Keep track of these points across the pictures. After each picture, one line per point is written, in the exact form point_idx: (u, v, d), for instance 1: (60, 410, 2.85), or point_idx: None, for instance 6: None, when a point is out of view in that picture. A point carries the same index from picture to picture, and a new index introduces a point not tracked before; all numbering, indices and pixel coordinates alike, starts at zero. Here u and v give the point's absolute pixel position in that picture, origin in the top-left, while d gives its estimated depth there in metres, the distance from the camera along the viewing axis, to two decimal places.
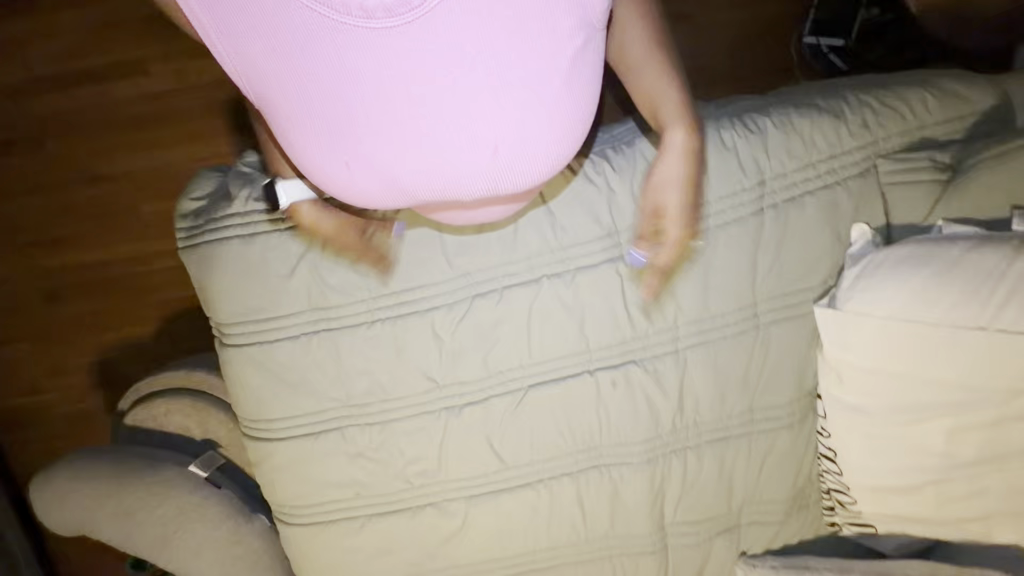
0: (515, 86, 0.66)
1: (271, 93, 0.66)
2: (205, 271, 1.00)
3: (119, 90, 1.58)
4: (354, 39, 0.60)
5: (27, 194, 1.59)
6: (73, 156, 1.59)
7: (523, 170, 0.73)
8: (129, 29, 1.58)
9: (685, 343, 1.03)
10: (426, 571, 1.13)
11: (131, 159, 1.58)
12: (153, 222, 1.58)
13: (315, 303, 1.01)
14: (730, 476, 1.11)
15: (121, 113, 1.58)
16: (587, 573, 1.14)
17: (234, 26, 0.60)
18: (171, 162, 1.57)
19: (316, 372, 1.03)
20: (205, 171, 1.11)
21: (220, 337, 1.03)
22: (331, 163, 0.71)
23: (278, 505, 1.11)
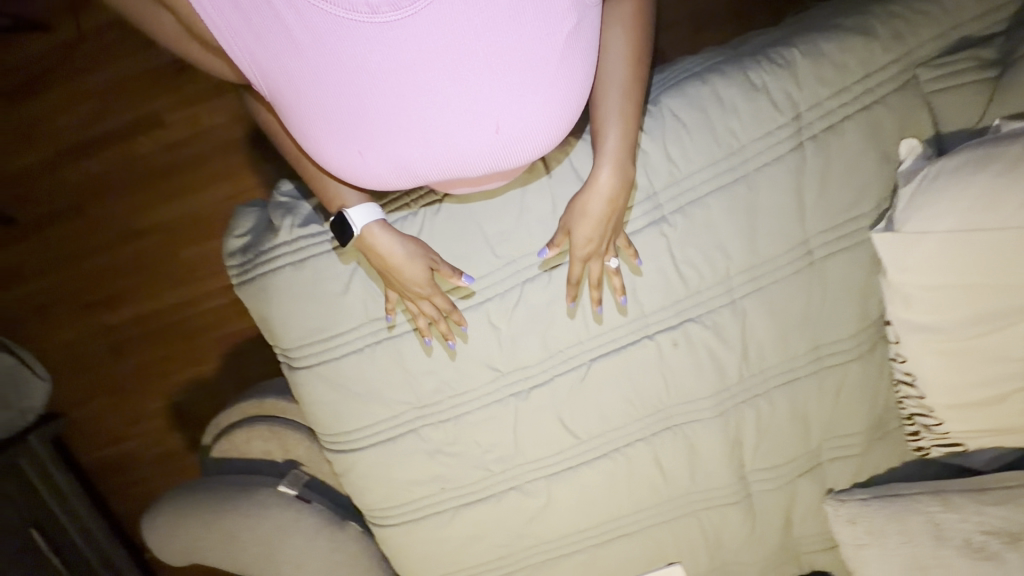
0: (514, 68, 0.69)
1: (284, 88, 0.69)
2: (266, 302, 1.05)
3: (142, 145, 1.64)
4: (361, 35, 0.62)
5: (79, 259, 1.68)
6: (113, 216, 1.66)
7: (522, 147, 0.77)
8: (140, 86, 1.63)
9: (741, 292, 1.02)
10: (519, 550, 1.17)
11: (165, 209, 1.64)
12: (197, 266, 1.65)
13: (373, 314, 1.04)
14: (804, 416, 1.10)
15: (148, 167, 1.64)
16: (674, 530, 1.16)
17: (244, 28, 0.63)
18: (203, 205, 1.63)
19: (384, 380, 1.07)
20: (243, 206, 1.15)
21: (290, 361, 1.08)
22: (345, 153, 0.75)
23: (370, 508, 1.17)
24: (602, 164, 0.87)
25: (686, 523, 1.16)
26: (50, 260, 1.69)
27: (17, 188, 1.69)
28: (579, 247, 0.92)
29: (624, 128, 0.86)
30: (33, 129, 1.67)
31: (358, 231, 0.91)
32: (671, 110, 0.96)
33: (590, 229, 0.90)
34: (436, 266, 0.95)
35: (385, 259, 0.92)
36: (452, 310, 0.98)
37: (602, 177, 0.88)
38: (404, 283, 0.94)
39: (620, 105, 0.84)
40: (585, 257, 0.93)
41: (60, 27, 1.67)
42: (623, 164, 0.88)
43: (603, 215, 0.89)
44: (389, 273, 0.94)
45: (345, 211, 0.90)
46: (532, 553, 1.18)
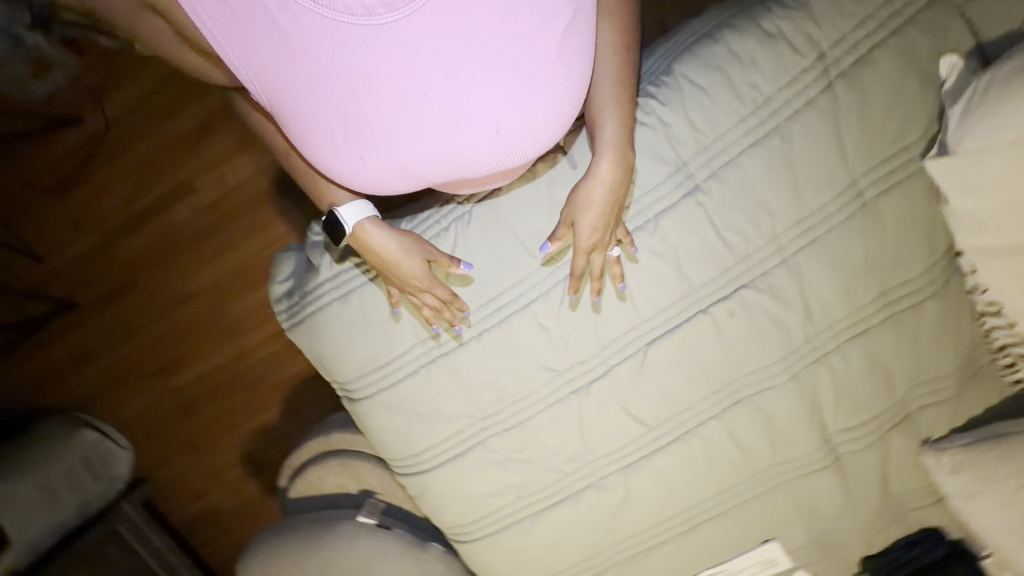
0: (510, 65, 0.69)
1: (282, 95, 0.69)
2: (319, 337, 1.07)
3: (178, 213, 1.72)
4: (357, 37, 0.63)
5: (139, 330, 1.78)
6: (164, 284, 1.75)
7: (523, 144, 0.77)
8: (167, 158, 1.72)
9: (792, 248, 0.98)
10: (606, 547, 1.15)
11: (209, 269, 1.72)
12: (247, 317, 1.72)
13: (423, 334, 1.05)
14: (884, 366, 1.04)
15: (187, 232, 1.72)
16: (764, 506, 1.11)
17: (240, 36, 0.64)
18: (243, 259, 1.70)
19: (445, 397, 1.07)
20: (281, 252, 1.18)
21: (352, 392, 1.10)
22: (345, 159, 0.76)
23: (451, 526, 1.18)
24: (600, 153, 0.86)
25: (776, 497, 1.11)
26: (115, 336, 1.79)
27: (74, 277, 1.80)
28: (581, 240, 0.90)
29: (619, 115, 0.85)
30: (80, 217, 1.78)
31: (352, 230, 0.90)
32: (686, 76, 0.93)
33: (593, 220, 0.88)
34: (434, 257, 0.94)
35: (383, 256, 0.91)
36: (456, 299, 0.97)
37: (601, 167, 0.86)
38: (404, 278, 0.94)
39: (614, 94, 0.83)
40: (588, 248, 0.91)
41: (91, 116, 1.75)
42: (621, 151, 0.86)
43: (604, 204, 0.88)
44: (388, 270, 0.93)
45: (336, 211, 0.88)
46: (620, 549, 1.15)
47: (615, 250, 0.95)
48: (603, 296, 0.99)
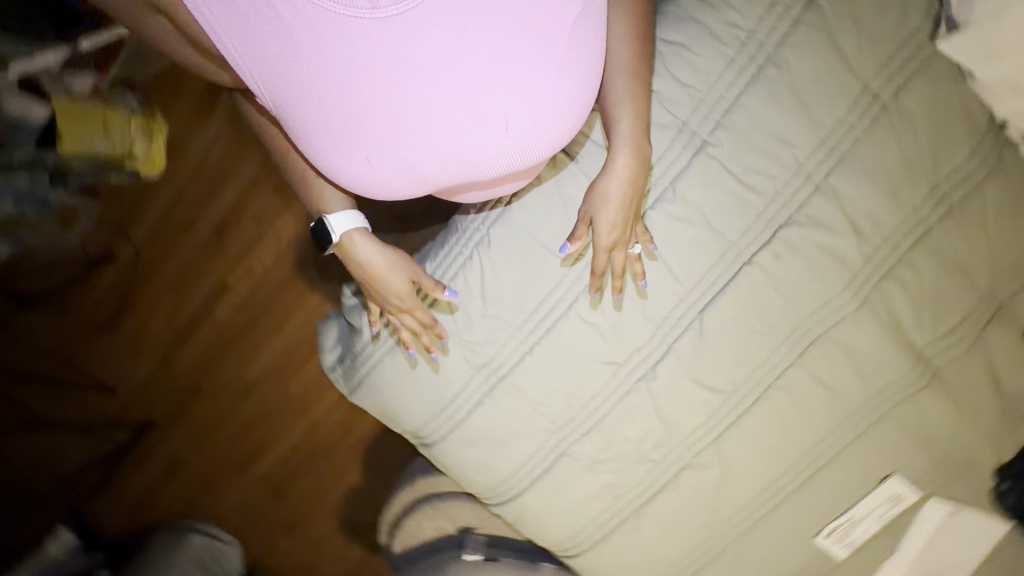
0: (516, 61, 0.72)
1: (288, 96, 0.73)
2: (393, 386, 1.09)
3: (218, 313, 1.79)
4: (361, 31, 0.66)
5: (212, 433, 1.84)
6: (223, 382, 1.82)
7: (535, 139, 0.79)
8: (192, 267, 1.77)
9: (822, 173, 0.93)
10: (719, 526, 1.11)
11: (261, 356, 1.78)
12: (309, 391, 1.77)
13: (477, 364, 1.05)
14: (957, 264, 0.97)
15: (231, 329, 1.79)
16: (872, 442, 1.05)
17: (246, 33, 0.68)
18: (290, 338, 1.76)
19: (515, 419, 1.07)
20: (326, 322, 1.24)
21: (426, 437, 1.12)
22: (352, 158, 0.79)
23: (558, 541, 1.17)
24: (617, 149, 0.89)
25: (882, 430, 1.04)
26: (191, 446, 1.85)
27: (144, 400, 1.83)
28: (602, 237, 0.92)
29: (635, 111, 0.88)
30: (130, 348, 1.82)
31: (338, 239, 0.96)
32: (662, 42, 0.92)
33: (619, 214, 0.91)
34: (416, 279, 0.99)
35: (366, 270, 0.97)
36: (433, 323, 1.01)
37: (620, 160, 0.89)
38: (383, 294, 0.99)
39: (630, 89, 0.87)
40: (610, 245, 0.93)
41: (121, 250, 1.79)
42: (638, 144, 0.89)
43: (623, 198, 0.91)
44: (369, 283, 0.99)
45: (326, 216, 0.95)
46: (734, 524, 1.11)
47: (636, 247, 0.96)
48: (625, 295, 0.99)
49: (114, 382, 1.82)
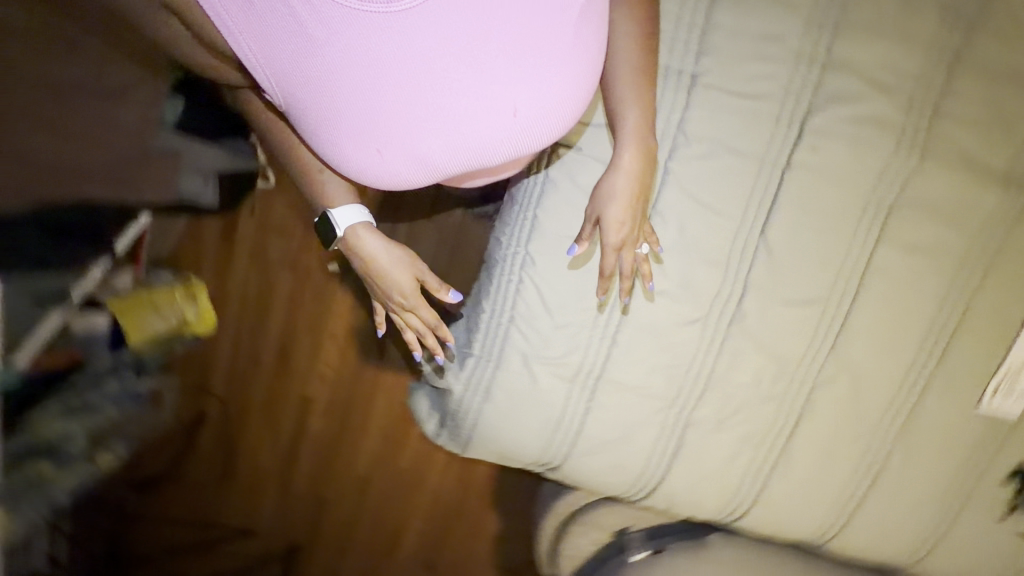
0: (524, 48, 0.75)
1: (301, 93, 0.75)
2: (506, 421, 1.09)
3: (310, 425, 1.85)
4: (374, 26, 0.69)
5: (349, 536, 1.88)
6: (340, 485, 1.87)
7: (542, 126, 0.81)
8: (269, 392, 1.84)
9: (823, 50, 0.89)
10: (873, 434, 1.05)
11: (365, 447, 1.84)
12: (420, 461, 1.82)
13: (570, 374, 1.04)
14: (1004, 74, 0.90)
15: (327, 433, 1.84)
16: (997, 288, 0.97)
17: (259, 30, 0.69)
18: (383, 421, 1.81)
19: (627, 408, 1.06)
20: (413, 394, 1.25)
21: (552, 462, 1.12)
22: (363, 152, 0.81)
23: (717, 510, 1.13)
24: (624, 143, 0.89)
25: (1003, 272, 0.96)
26: (337, 554, 1.90)
27: (280, 529, 1.90)
28: (612, 236, 0.92)
29: (640, 109, 0.88)
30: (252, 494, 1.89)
31: (342, 235, 0.97)
32: None
33: (627, 213, 0.91)
34: (421, 279, 0.99)
35: (370, 267, 0.98)
36: (437, 326, 1.02)
37: (625, 153, 0.90)
38: (388, 291, 1.00)
39: (633, 87, 0.87)
40: (619, 244, 0.93)
41: (202, 404, 1.85)
42: (645, 137, 0.89)
43: (630, 193, 0.91)
44: (373, 280, 1.00)
45: (329, 211, 0.95)
46: (888, 427, 1.05)
47: (643, 248, 0.96)
48: (633, 297, 0.99)
49: (252, 526, 1.90)
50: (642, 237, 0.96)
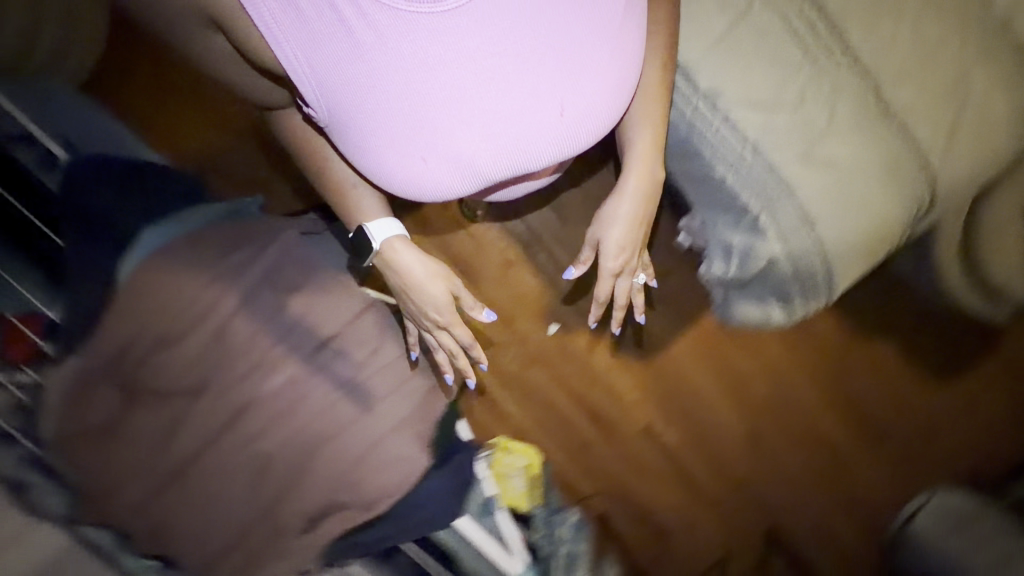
0: (572, 52, 0.80)
1: (349, 104, 0.77)
2: (837, 211, 0.96)
3: (675, 457, 1.57)
4: (422, 27, 0.72)
5: (820, 488, 1.60)
6: (761, 462, 1.60)
7: (590, 120, 0.85)
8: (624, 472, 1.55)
9: None
10: None
11: (738, 409, 1.58)
12: (790, 364, 1.57)
13: (858, 113, 0.93)
14: None
15: (697, 440, 1.58)
16: None
17: (306, 36, 0.70)
18: (724, 376, 1.56)
19: (929, 77, 0.93)
20: (736, 301, 1.25)
21: (924, 196, 0.99)
22: (409, 161, 0.83)
23: None
24: (628, 174, 0.96)
25: None
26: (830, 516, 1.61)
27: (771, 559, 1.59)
28: (610, 262, 1.01)
29: (652, 135, 0.93)
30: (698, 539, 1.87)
31: (379, 246, 0.89)
32: None
33: (628, 239, 0.99)
34: (452, 292, 0.91)
35: (404, 285, 0.90)
36: (471, 344, 0.93)
37: (631, 180, 0.95)
38: (422, 307, 0.92)
39: (650, 112, 0.92)
40: (618, 270, 1.03)
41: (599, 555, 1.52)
42: (654, 160, 0.95)
43: (634, 221, 0.98)
44: (407, 302, 0.92)
45: (361, 225, 0.87)
46: None
47: (637, 279, 1.08)
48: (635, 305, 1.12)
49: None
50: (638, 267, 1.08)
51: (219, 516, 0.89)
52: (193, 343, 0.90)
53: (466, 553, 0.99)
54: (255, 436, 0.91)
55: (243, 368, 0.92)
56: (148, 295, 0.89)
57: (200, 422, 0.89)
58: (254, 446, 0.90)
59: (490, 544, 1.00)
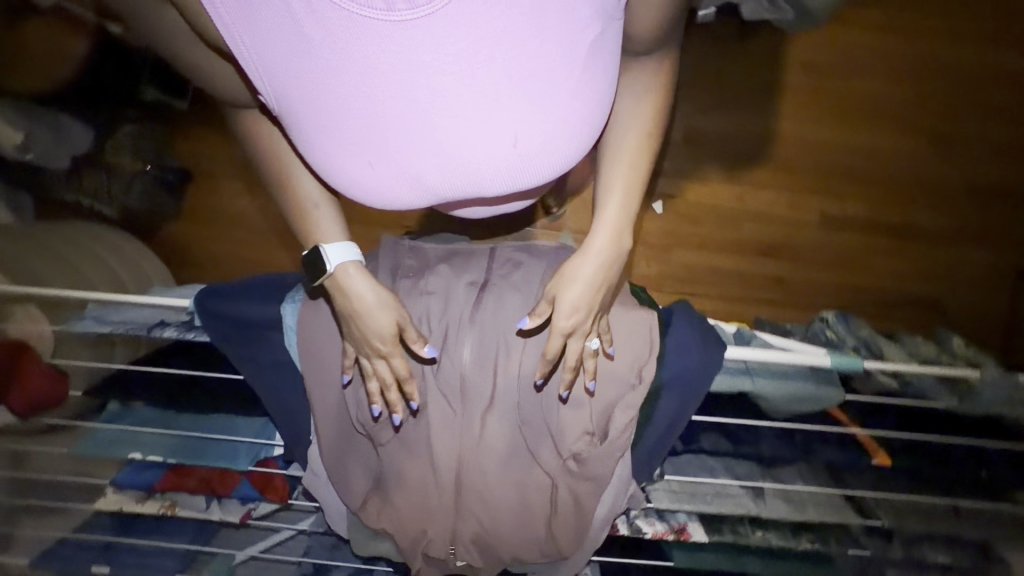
0: (526, 76, 0.62)
1: (292, 94, 0.62)
2: None
3: (837, 199, 1.67)
4: (376, 33, 0.56)
5: (968, 142, 1.68)
6: (909, 155, 1.67)
7: (554, 144, 0.70)
8: (798, 228, 1.67)
9: None
10: None
11: (859, 124, 1.66)
12: (875, 64, 1.66)
13: None
14: None
15: (844, 172, 1.67)
16: None
17: (249, 17, 0.55)
18: (832, 112, 1.66)
19: None
20: None
21: None
22: (354, 163, 0.69)
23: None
24: (596, 231, 0.73)
25: None
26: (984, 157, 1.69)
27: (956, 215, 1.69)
28: (561, 319, 0.70)
29: (629, 191, 0.74)
30: (943, 278, 1.68)
31: (332, 269, 0.71)
32: None
33: (581, 297, 0.70)
34: (399, 321, 0.72)
35: (349, 306, 0.72)
36: (410, 378, 0.73)
37: (603, 237, 0.73)
38: (361, 337, 0.72)
39: (633, 148, 0.73)
40: (569, 330, 0.71)
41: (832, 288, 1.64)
42: (626, 222, 0.74)
43: (598, 282, 0.71)
44: (347, 329, 0.73)
45: (318, 245, 0.72)
46: None
47: (592, 341, 0.73)
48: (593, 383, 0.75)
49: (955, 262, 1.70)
50: (599, 331, 0.74)
51: (516, 509, 0.78)
52: None
53: (786, 391, 0.84)
54: (495, 393, 0.76)
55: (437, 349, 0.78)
56: (313, 347, 0.78)
57: (440, 421, 0.77)
58: (497, 407, 0.76)
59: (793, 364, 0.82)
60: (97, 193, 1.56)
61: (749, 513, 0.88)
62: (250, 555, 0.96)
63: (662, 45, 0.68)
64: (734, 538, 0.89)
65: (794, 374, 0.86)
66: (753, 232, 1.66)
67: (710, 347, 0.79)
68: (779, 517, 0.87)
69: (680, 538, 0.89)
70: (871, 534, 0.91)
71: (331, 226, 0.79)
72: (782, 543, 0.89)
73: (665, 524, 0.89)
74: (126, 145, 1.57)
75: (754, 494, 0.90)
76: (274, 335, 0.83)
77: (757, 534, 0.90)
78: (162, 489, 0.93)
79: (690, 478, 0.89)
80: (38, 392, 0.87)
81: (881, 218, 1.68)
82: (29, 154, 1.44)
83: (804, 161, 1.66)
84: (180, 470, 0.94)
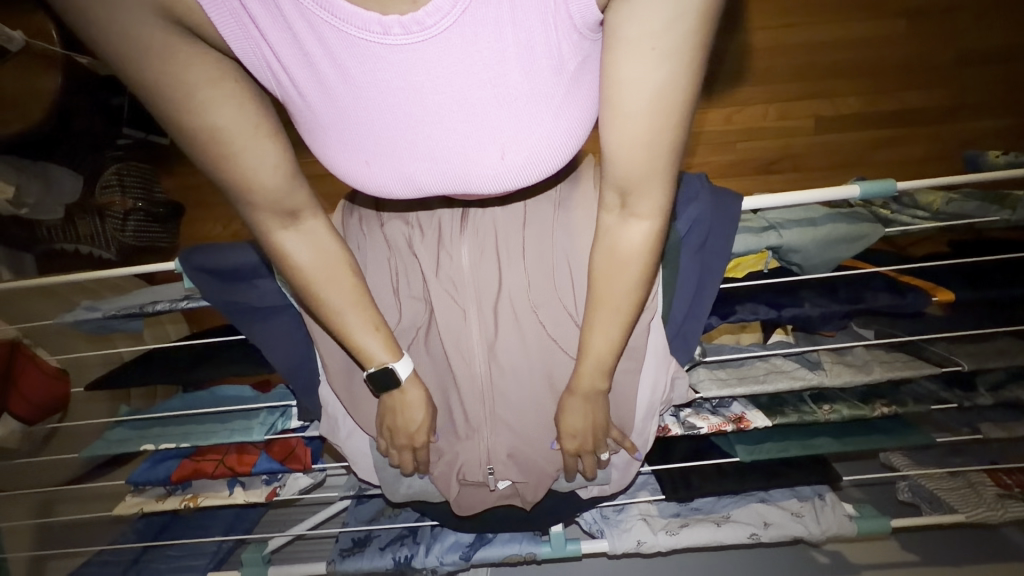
0: (511, 88, 0.47)
1: (291, 97, 0.51)
2: None
3: (843, 101, 1.60)
4: (374, 56, 0.45)
5: (973, 34, 1.62)
6: (914, 51, 1.62)
7: (538, 159, 0.53)
8: (801, 133, 1.59)
9: None
10: None
11: (858, 24, 1.61)
12: None
13: None
14: None
15: (845, 73, 1.61)
16: None
17: (245, 20, 0.44)
18: (829, 16, 1.61)
19: None
20: None
21: None
22: (345, 159, 0.54)
23: None
24: (582, 355, 0.64)
25: None
26: (996, 48, 1.62)
27: (975, 109, 1.61)
28: (567, 442, 0.68)
29: (615, 319, 0.62)
30: (961, 154, 1.59)
31: (402, 386, 0.68)
32: None
33: (578, 424, 0.67)
34: (434, 408, 0.71)
35: (393, 397, 0.69)
36: (437, 459, 0.72)
37: (586, 376, 0.65)
38: (392, 439, 0.72)
39: (643, 248, 0.57)
40: (575, 453, 0.69)
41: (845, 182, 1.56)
42: (606, 367, 0.64)
43: (593, 419, 0.67)
44: (381, 420, 0.71)
45: (389, 362, 0.67)
46: None
47: (603, 454, 0.70)
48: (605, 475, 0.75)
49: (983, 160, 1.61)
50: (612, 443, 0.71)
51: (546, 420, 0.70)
52: (371, 276, 0.72)
53: (819, 237, 0.77)
54: (501, 280, 0.68)
55: (430, 255, 0.70)
56: None
57: (448, 323, 0.68)
58: (511, 290, 0.68)
59: (820, 201, 0.75)
60: (92, 238, 1.47)
61: (811, 384, 0.78)
62: (296, 535, 0.92)
63: (643, 192, 0.52)
64: (799, 418, 0.80)
65: (824, 219, 0.79)
66: (754, 150, 1.58)
67: (721, 197, 0.72)
68: (847, 381, 0.78)
69: (740, 428, 0.79)
70: (951, 385, 0.82)
71: (370, 340, 0.66)
72: (855, 411, 0.79)
73: (721, 416, 0.81)
74: (114, 184, 1.50)
75: (810, 365, 0.81)
76: (263, 282, 0.77)
77: (825, 409, 0.80)
78: (178, 480, 0.87)
79: (735, 360, 0.82)
80: (37, 396, 0.87)
81: (878, 110, 1.61)
82: (22, 208, 1.32)
83: (783, 69, 1.61)
84: (198, 456, 0.88)
